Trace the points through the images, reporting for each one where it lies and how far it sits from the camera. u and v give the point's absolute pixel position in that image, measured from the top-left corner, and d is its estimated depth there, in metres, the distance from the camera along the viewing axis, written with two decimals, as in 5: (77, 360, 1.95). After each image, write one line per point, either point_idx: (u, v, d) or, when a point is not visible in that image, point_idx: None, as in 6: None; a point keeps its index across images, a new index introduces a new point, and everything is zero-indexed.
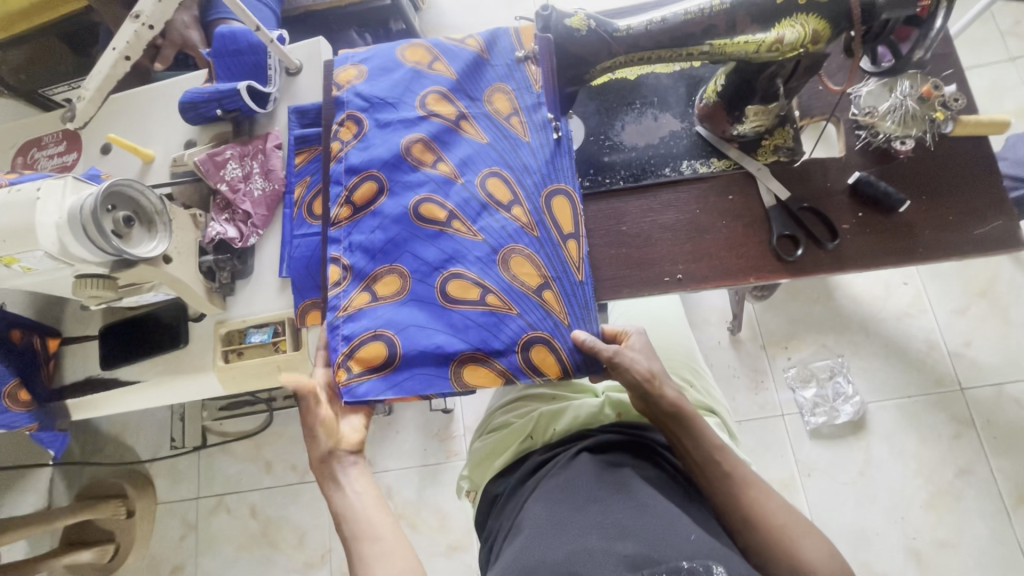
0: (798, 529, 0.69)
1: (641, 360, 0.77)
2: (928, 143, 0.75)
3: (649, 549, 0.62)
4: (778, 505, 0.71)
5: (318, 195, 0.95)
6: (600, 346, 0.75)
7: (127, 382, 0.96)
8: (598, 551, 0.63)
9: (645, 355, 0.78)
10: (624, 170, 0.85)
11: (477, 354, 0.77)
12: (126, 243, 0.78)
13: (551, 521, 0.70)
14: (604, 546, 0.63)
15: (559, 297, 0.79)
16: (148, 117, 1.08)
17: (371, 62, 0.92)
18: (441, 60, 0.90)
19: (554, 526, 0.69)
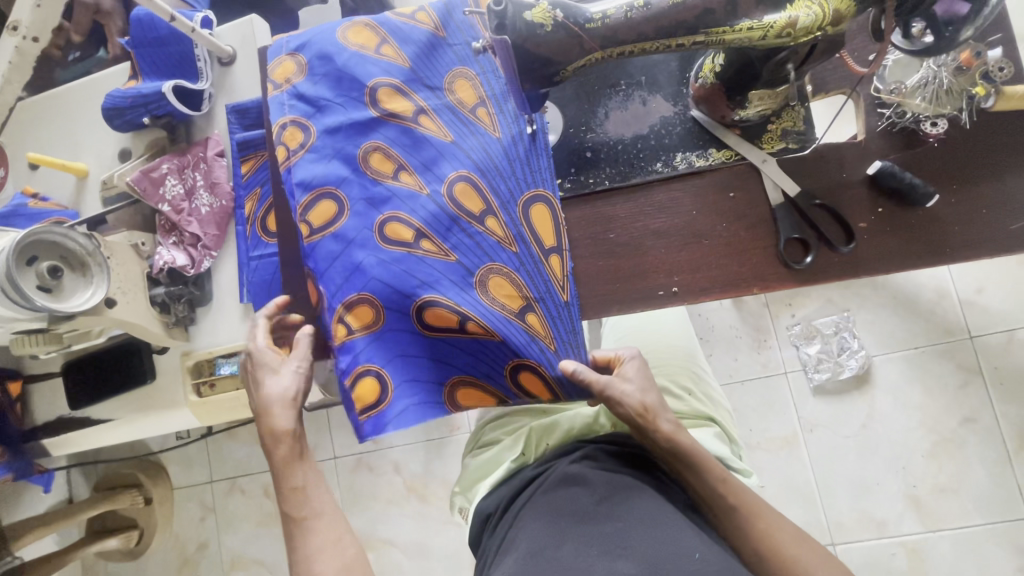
0: (812, 556, 0.63)
1: (633, 393, 0.68)
2: (963, 123, 0.65)
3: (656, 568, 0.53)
4: (790, 534, 0.64)
5: (271, 210, 0.84)
6: (591, 377, 0.67)
7: (100, 420, 0.92)
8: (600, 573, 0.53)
9: (638, 386, 0.69)
10: (610, 168, 0.74)
11: (467, 378, 0.72)
12: (57, 296, 0.71)
13: (546, 537, 0.60)
14: (606, 563, 0.54)
15: (544, 322, 0.72)
16: (76, 125, 0.96)
17: (309, 50, 0.77)
18: (390, 42, 0.77)
19: (549, 543, 0.59)
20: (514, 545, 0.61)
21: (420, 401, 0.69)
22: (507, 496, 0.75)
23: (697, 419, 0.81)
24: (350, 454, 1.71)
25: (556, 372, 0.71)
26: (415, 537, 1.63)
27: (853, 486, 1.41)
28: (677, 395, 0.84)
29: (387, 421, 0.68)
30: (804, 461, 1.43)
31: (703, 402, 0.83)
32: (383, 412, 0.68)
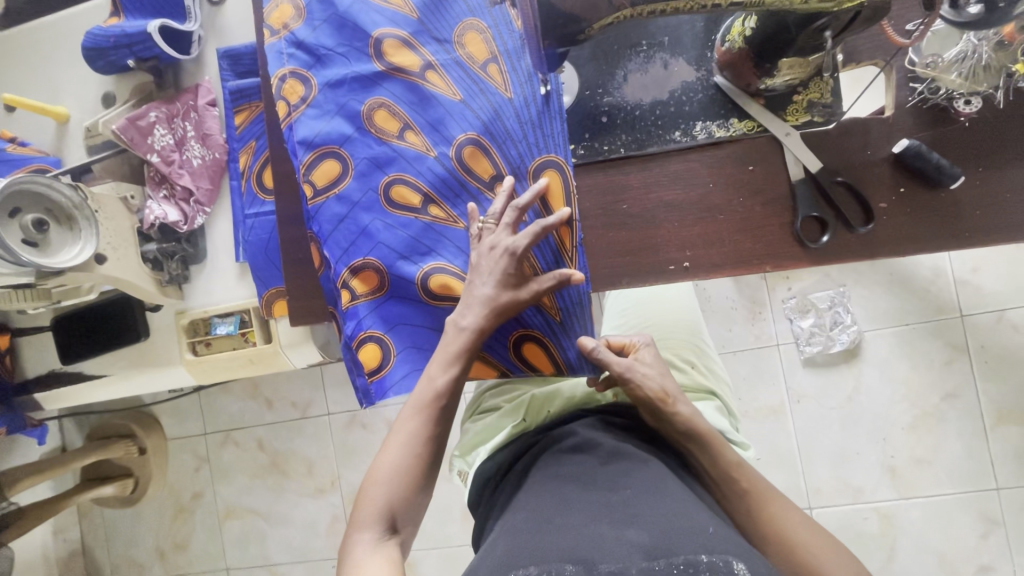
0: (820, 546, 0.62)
1: (654, 377, 0.68)
2: (997, 102, 0.62)
3: (665, 535, 0.53)
4: (801, 520, 0.63)
5: (267, 164, 0.80)
6: (612, 359, 0.66)
7: (94, 375, 0.90)
8: (611, 538, 0.53)
9: (657, 370, 0.69)
10: (626, 134, 0.71)
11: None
12: (44, 250, 0.67)
13: (558, 501, 0.60)
14: (616, 532, 0.54)
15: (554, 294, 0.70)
16: (54, 64, 0.90)
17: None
18: None
19: (560, 507, 0.59)
20: (525, 506, 0.61)
21: (422, 366, 0.71)
22: (509, 459, 0.76)
23: (697, 391, 0.81)
24: (343, 411, 1.74)
25: (561, 343, 0.70)
26: None
27: (836, 456, 1.45)
28: (680, 367, 0.84)
29: (387, 388, 0.71)
30: (789, 430, 1.47)
31: (705, 376, 0.84)
32: (384, 378, 0.70)
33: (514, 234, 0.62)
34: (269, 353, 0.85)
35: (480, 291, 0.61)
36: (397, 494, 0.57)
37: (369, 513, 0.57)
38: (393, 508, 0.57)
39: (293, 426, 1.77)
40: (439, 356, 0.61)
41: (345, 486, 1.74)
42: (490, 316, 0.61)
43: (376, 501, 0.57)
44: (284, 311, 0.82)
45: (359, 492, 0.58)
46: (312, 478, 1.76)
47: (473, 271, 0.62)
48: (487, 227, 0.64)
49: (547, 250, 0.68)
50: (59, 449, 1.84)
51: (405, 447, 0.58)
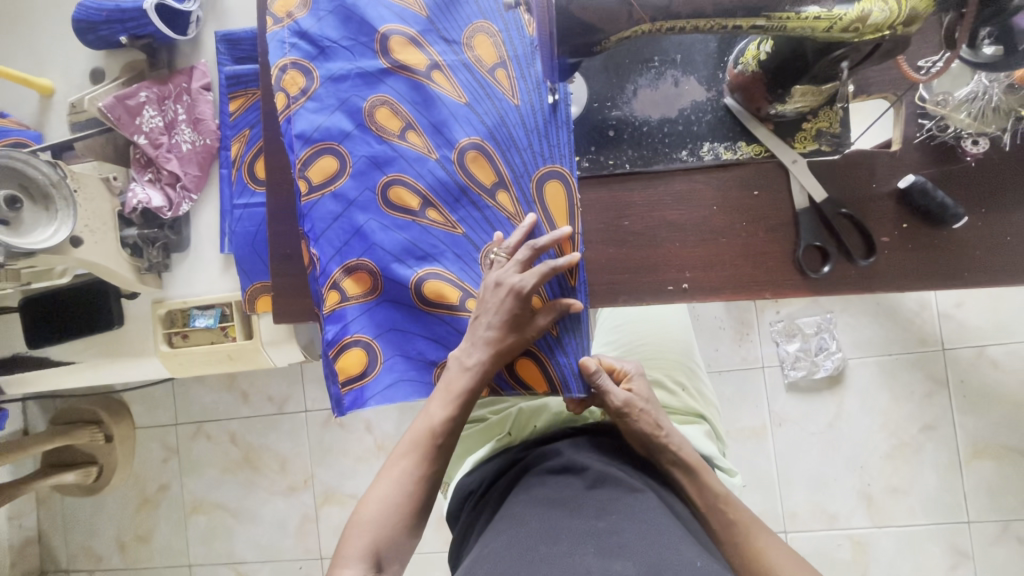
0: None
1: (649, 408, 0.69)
2: (1003, 144, 0.62)
3: (653, 567, 0.51)
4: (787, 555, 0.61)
5: (260, 154, 0.78)
6: (612, 392, 0.67)
7: (61, 361, 0.86)
8: (596, 569, 0.51)
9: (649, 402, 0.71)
10: (632, 150, 0.70)
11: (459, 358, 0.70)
12: (16, 229, 0.63)
13: (542, 526, 0.58)
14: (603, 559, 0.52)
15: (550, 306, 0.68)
16: (41, 35, 0.86)
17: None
18: None
19: (545, 532, 0.57)
20: (506, 528, 0.59)
21: (410, 374, 0.70)
22: (492, 474, 0.74)
23: (685, 415, 0.81)
24: (320, 409, 1.70)
25: (556, 360, 0.69)
26: None
27: (815, 481, 1.46)
28: (670, 389, 0.84)
29: (369, 396, 0.69)
30: (770, 452, 1.48)
31: (694, 399, 0.84)
32: (366, 386, 0.68)
33: (523, 271, 0.63)
34: (250, 350, 0.81)
35: (485, 330, 0.63)
36: (384, 532, 0.56)
37: (354, 552, 0.55)
38: (378, 549, 0.56)
39: (267, 421, 1.72)
40: (441, 395, 0.61)
41: (318, 486, 1.69)
42: (495, 355, 0.63)
43: (363, 539, 0.56)
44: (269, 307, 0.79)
45: (344, 533, 0.57)
46: (284, 475, 1.71)
47: (480, 307, 0.64)
48: (498, 259, 0.65)
49: (553, 284, 0.69)
50: (20, 432, 1.76)
51: (395, 485, 0.58)
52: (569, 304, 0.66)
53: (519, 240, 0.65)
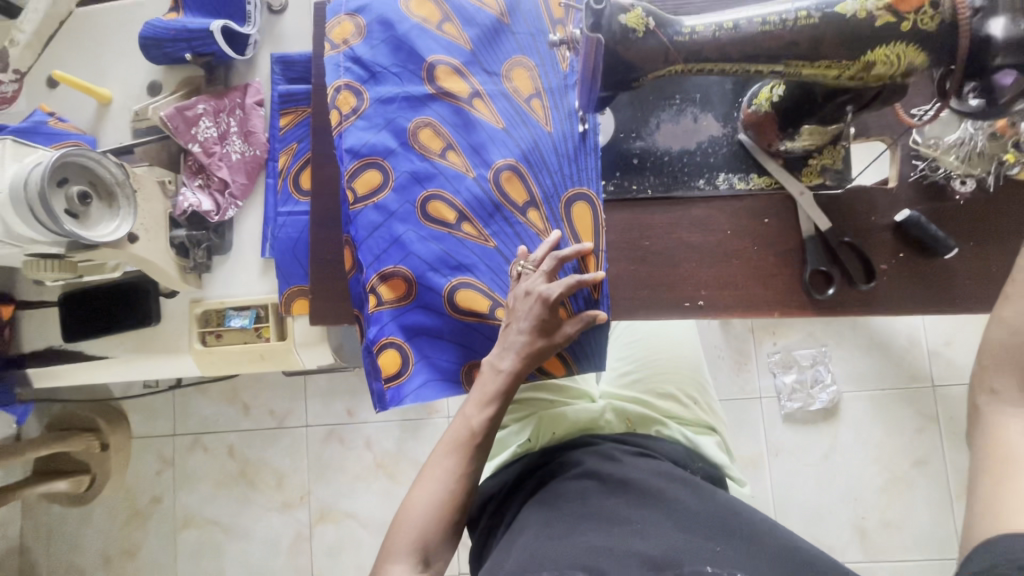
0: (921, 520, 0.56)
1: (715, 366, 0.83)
2: (989, 186, 0.69)
3: (670, 548, 0.58)
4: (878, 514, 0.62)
5: (307, 166, 0.84)
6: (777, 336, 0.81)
7: (93, 356, 0.89)
8: (619, 550, 0.58)
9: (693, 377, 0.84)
10: (653, 177, 0.77)
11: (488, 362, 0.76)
12: (84, 223, 0.68)
13: (566, 516, 0.64)
14: (625, 545, 0.58)
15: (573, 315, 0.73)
16: (105, 50, 0.93)
17: (369, 13, 0.80)
18: (452, 20, 0.80)
19: (570, 521, 0.63)
20: (531, 519, 0.65)
21: (440, 376, 0.75)
22: (514, 478, 0.78)
23: (696, 426, 0.87)
24: (323, 424, 1.70)
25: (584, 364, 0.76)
26: (379, 513, 1.65)
27: (810, 512, 1.48)
28: (682, 402, 0.88)
29: (404, 394, 0.73)
30: (766, 481, 1.50)
31: (706, 412, 0.89)
32: (402, 385, 0.73)
33: (549, 281, 0.69)
34: (282, 350, 0.85)
35: (517, 334, 0.68)
36: (428, 527, 0.62)
37: (402, 546, 0.61)
38: (424, 544, 0.62)
39: (268, 435, 1.72)
40: (476, 397, 0.67)
41: (315, 503, 1.68)
42: (525, 359, 0.68)
43: (409, 534, 0.62)
44: (304, 310, 0.83)
45: (392, 529, 0.63)
46: (281, 491, 1.70)
47: (510, 314, 0.69)
48: (526, 271, 0.70)
49: (580, 297, 0.73)
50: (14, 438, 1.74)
51: (440, 484, 0.64)
52: (596, 315, 0.70)
53: (545, 253, 0.71)
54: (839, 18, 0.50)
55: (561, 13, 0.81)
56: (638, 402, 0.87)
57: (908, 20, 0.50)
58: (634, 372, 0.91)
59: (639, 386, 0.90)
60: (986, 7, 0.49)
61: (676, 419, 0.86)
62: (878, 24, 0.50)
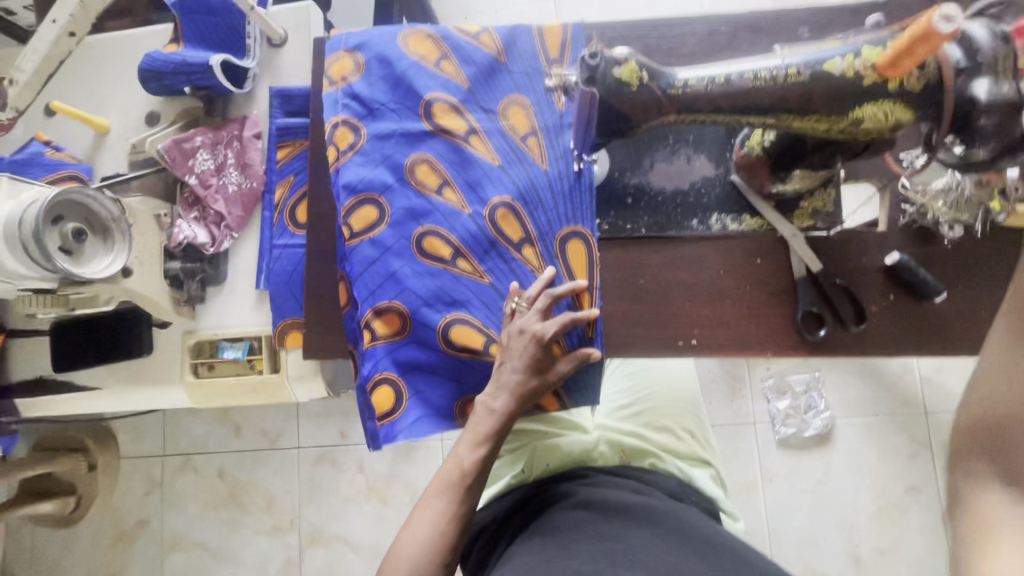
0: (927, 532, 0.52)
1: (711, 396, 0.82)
2: (976, 232, 0.70)
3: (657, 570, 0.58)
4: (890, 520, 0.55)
5: (303, 199, 0.84)
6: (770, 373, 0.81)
7: (83, 387, 0.88)
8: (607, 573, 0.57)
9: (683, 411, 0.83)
10: (648, 216, 0.77)
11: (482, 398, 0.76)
12: (77, 259, 0.68)
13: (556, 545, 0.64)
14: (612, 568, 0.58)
15: (567, 352, 0.73)
16: (105, 80, 0.93)
17: (368, 51, 0.81)
18: (450, 58, 0.81)
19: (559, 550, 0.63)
20: (522, 552, 0.65)
21: (433, 413, 0.75)
22: (506, 511, 0.78)
23: (693, 459, 0.87)
24: (315, 446, 1.69)
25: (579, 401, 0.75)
26: (369, 538, 1.63)
27: (804, 540, 1.47)
28: (679, 436, 0.89)
29: (398, 431, 0.73)
30: (761, 507, 1.50)
31: (702, 445, 0.90)
32: (396, 422, 0.73)
33: (543, 319, 0.69)
34: (275, 383, 0.85)
35: (510, 373, 0.68)
36: (418, 568, 0.61)
37: None
38: None
39: (259, 456, 1.70)
40: (469, 436, 0.67)
41: (306, 526, 1.66)
42: (519, 398, 0.68)
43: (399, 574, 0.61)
44: (298, 342, 0.83)
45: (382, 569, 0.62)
46: (271, 514, 1.68)
47: (504, 353, 0.70)
48: (520, 308, 0.70)
49: (574, 334, 0.74)
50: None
51: (432, 525, 0.63)
52: (589, 354, 0.70)
53: (539, 290, 0.71)
54: (828, 75, 0.52)
55: (559, 52, 0.82)
56: (635, 435, 0.87)
57: (894, 79, 0.51)
58: (633, 404, 0.92)
59: (636, 419, 0.90)
60: (969, 68, 0.50)
61: (671, 453, 0.86)
62: (866, 82, 0.51)
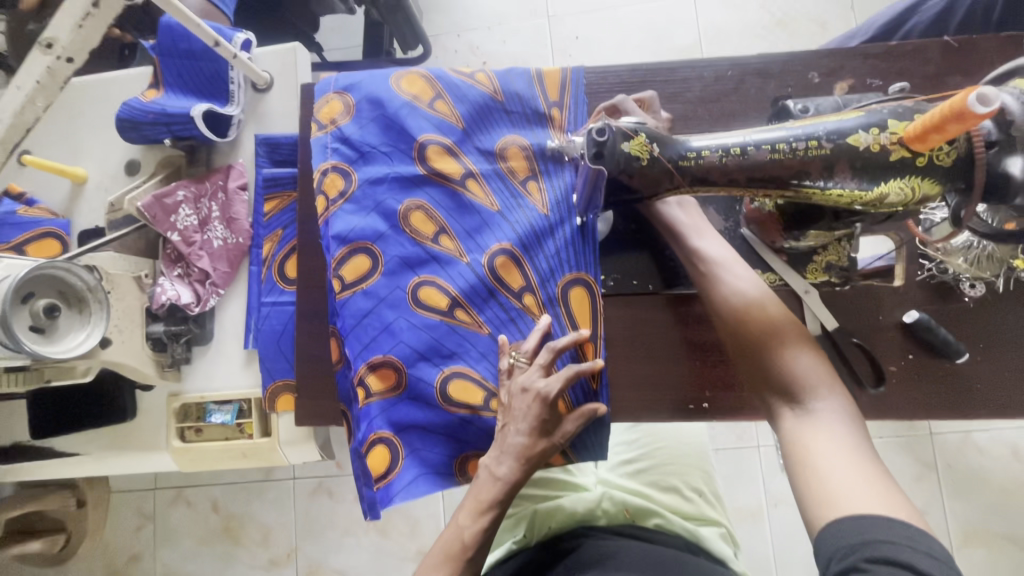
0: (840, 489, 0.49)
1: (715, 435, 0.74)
2: (997, 287, 0.68)
3: None
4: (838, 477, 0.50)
5: (292, 254, 0.80)
6: None
7: (63, 453, 0.84)
8: None
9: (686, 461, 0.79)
10: (656, 272, 0.74)
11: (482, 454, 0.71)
12: (50, 336, 0.63)
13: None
14: None
15: (572, 409, 0.69)
16: (81, 127, 0.89)
17: (358, 91, 0.76)
18: (444, 97, 0.76)
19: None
20: None
21: (432, 473, 0.69)
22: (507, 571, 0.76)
23: (702, 521, 0.85)
24: (310, 476, 1.63)
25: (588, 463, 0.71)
26: (369, 570, 1.58)
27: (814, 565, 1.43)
28: (686, 496, 0.88)
29: (394, 494, 0.67)
30: (767, 534, 1.44)
31: (710, 503, 0.88)
32: (392, 483, 0.68)
33: (546, 374, 0.65)
34: (266, 448, 0.81)
35: (515, 437, 0.63)
36: None
37: None
38: None
39: (254, 488, 1.64)
40: (471, 504, 0.63)
41: (303, 560, 1.61)
42: (525, 463, 0.63)
43: None
44: (290, 405, 0.79)
45: None
46: (266, 547, 1.62)
47: (507, 415, 0.65)
48: (519, 364, 0.67)
49: (578, 388, 0.70)
50: None
51: None
52: (596, 409, 0.66)
53: (536, 343, 0.68)
54: (851, 149, 0.49)
55: (557, 95, 0.78)
56: (638, 493, 0.86)
57: (922, 155, 0.48)
58: (638, 461, 0.93)
59: (640, 477, 0.90)
60: (1000, 141, 0.47)
61: (676, 512, 0.84)
62: (891, 157, 0.48)
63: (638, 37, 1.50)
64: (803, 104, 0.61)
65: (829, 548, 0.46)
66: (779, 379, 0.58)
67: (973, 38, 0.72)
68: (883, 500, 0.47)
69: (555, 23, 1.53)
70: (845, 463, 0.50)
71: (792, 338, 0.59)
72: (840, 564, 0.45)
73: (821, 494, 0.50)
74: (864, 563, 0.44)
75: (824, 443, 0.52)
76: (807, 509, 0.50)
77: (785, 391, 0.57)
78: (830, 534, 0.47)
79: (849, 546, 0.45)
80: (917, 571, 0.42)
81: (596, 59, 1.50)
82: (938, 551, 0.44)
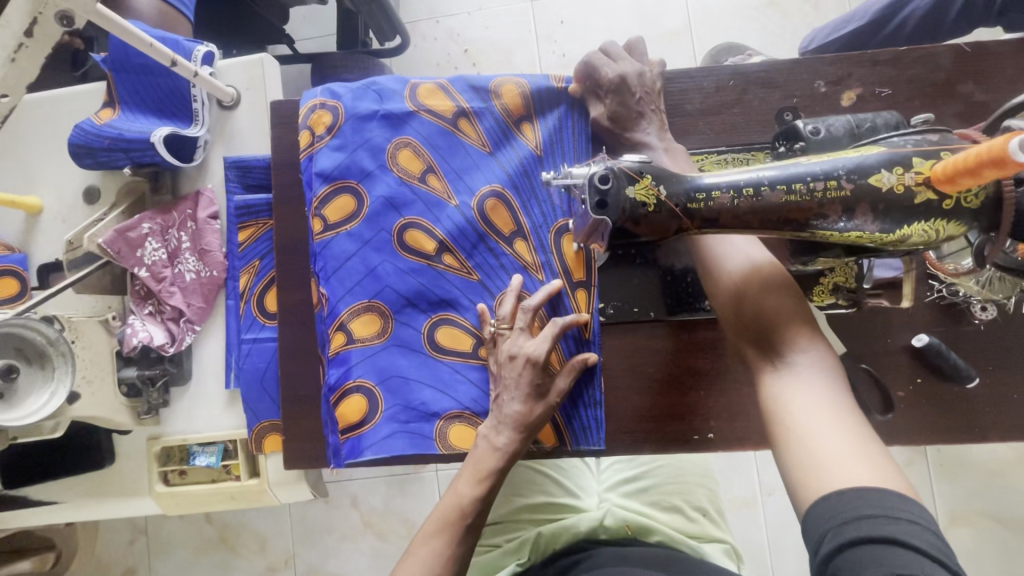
0: (840, 450, 0.46)
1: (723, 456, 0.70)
2: (1008, 308, 0.66)
3: None
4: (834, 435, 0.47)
5: (270, 286, 0.75)
6: None
7: (37, 502, 0.79)
8: None
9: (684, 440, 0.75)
10: (659, 298, 0.70)
11: (462, 414, 0.65)
12: (10, 400, 0.59)
13: None
14: None
15: (564, 361, 0.66)
16: (33, 150, 0.82)
17: None
18: None
19: None
20: None
21: (409, 426, 0.64)
22: None
23: (705, 538, 0.85)
24: None
25: (588, 436, 0.68)
26: None
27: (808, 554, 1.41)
28: (688, 515, 0.87)
29: (365, 446, 0.64)
30: (762, 524, 1.39)
31: (711, 520, 0.88)
32: (364, 437, 0.64)
33: (530, 337, 0.63)
34: (254, 489, 0.77)
35: (511, 406, 0.60)
36: None
37: None
38: None
39: None
40: (469, 473, 0.60)
41: (301, 566, 1.53)
42: (522, 432, 0.60)
43: None
44: (277, 447, 0.75)
45: None
46: (264, 555, 1.54)
47: (499, 384, 0.62)
48: (501, 332, 0.63)
49: (569, 338, 0.67)
50: None
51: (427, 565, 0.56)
52: (586, 360, 0.64)
53: (513, 306, 0.64)
54: (874, 189, 0.45)
55: None
56: (643, 513, 0.84)
57: (949, 198, 0.45)
58: (641, 479, 0.90)
59: (642, 495, 0.88)
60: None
61: (682, 532, 0.83)
62: (915, 199, 0.45)
63: (626, 20, 1.43)
64: (813, 124, 0.57)
65: (817, 529, 0.43)
66: (767, 327, 0.54)
67: (986, 42, 0.68)
68: (867, 462, 0.45)
69: (539, 7, 1.45)
70: (832, 419, 0.48)
71: (774, 288, 0.56)
72: (829, 545, 0.41)
73: (807, 454, 0.47)
74: (854, 539, 0.40)
75: (803, 400, 0.49)
76: (795, 472, 0.47)
77: (765, 345, 0.54)
78: (822, 508, 0.43)
79: (834, 526, 0.42)
80: (905, 545, 0.39)
81: (583, 45, 1.43)
82: (917, 515, 0.41)
